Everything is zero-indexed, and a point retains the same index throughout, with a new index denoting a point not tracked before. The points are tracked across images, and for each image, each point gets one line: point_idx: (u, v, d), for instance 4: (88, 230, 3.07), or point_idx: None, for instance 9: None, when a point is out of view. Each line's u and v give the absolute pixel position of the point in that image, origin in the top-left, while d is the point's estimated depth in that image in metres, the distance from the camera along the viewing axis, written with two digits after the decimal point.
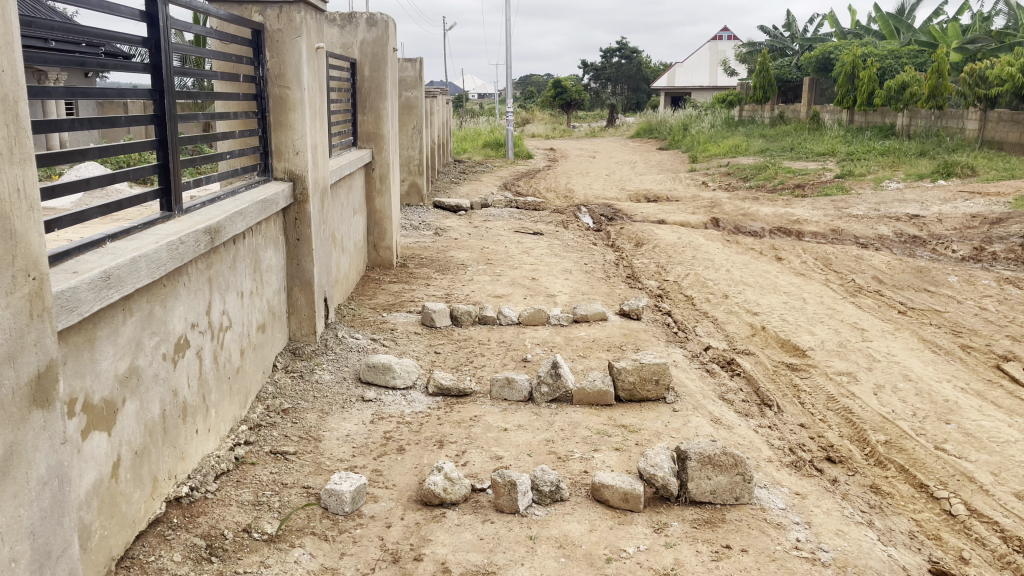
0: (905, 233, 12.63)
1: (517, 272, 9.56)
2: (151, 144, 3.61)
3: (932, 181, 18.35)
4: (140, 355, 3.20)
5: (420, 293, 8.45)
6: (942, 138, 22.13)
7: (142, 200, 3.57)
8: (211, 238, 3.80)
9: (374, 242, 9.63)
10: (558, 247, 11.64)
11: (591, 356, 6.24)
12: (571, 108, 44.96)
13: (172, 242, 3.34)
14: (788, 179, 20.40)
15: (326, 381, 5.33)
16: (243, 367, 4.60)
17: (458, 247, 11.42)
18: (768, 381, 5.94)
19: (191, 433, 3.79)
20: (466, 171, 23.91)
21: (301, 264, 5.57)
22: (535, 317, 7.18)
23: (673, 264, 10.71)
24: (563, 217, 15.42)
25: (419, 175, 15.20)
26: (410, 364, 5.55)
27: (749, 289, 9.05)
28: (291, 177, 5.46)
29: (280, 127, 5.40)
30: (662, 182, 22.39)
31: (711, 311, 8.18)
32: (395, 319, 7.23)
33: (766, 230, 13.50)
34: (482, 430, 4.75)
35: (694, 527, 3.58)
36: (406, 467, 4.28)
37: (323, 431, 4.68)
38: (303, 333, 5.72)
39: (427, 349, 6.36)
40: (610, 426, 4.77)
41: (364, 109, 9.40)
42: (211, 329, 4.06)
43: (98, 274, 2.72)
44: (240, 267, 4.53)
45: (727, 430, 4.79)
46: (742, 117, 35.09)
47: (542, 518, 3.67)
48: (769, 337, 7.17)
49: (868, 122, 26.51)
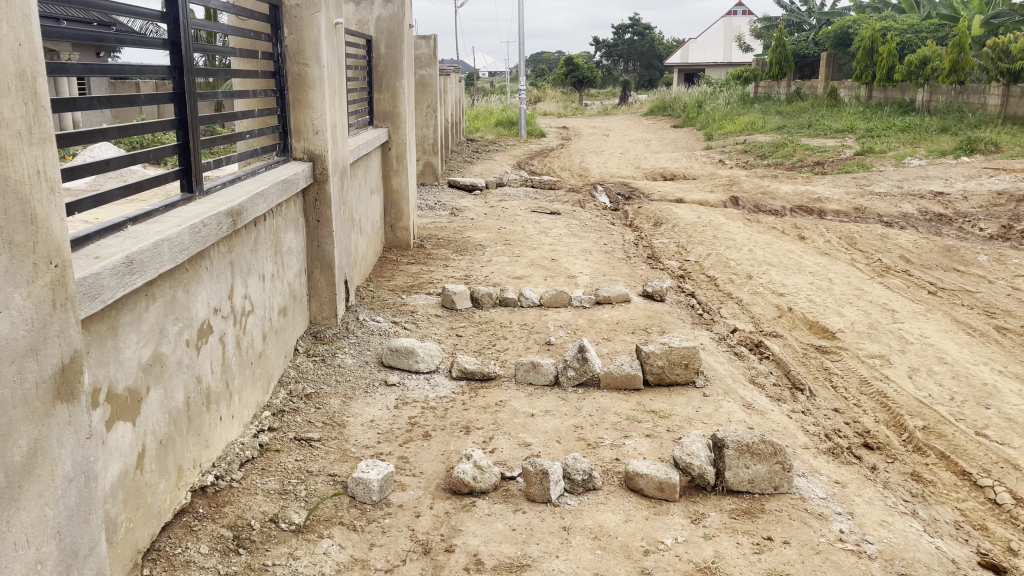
0: (930, 212, 12.40)
1: (536, 252, 9.43)
2: (170, 123, 3.49)
3: (955, 158, 18.03)
4: (164, 342, 3.11)
5: (439, 275, 8.34)
6: (964, 114, 21.75)
7: (163, 181, 3.46)
8: (233, 221, 3.70)
9: (390, 223, 9.52)
10: (577, 227, 11.50)
11: (616, 339, 6.12)
12: (584, 86, 44.55)
13: (195, 224, 3.23)
14: (806, 156, 20.11)
15: (349, 365, 5.24)
16: (266, 351, 4.51)
17: (475, 227, 11.29)
18: (797, 365, 5.82)
19: (215, 420, 3.70)
20: (480, 150, 23.73)
21: (321, 245, 5.47)
22: (557, 299, 7.06)
23: (693, 244, 10.55)
24: (579, 197, 15.25)
25: (433, 154, 15.04)
26: (433, 347, 5.45)
27: (773, 268, 8.90)
28: (311, 157, 5.35)
29: (299, 105, 5.27)
30: (678, 159, 22.16)
31: (735, 292, 8.04)
32: (415, 301, 7.12)
33: (786, 208, 13.30)
34: (509, 415, 4.65)
35: (733, 517, 3.47)
36: (432, 454, 4.18)
37: (347, 417, 4.59)
38: (324, 316, 5.63)
39: (449, 331, 6.25)
40: (640, 411, 4.66)
41: (380, 87, 9.24)
42: (234, 314, 3.97)
43: (120, 259, 2.61)
44: (262, 250, 4.43)
45: (760, 415, 4.68)
46: (758, 93, 34.64)
47: (574, 508, 3.56)
48: (797, 318, 7.02)
49: (887, 98, 26.08)
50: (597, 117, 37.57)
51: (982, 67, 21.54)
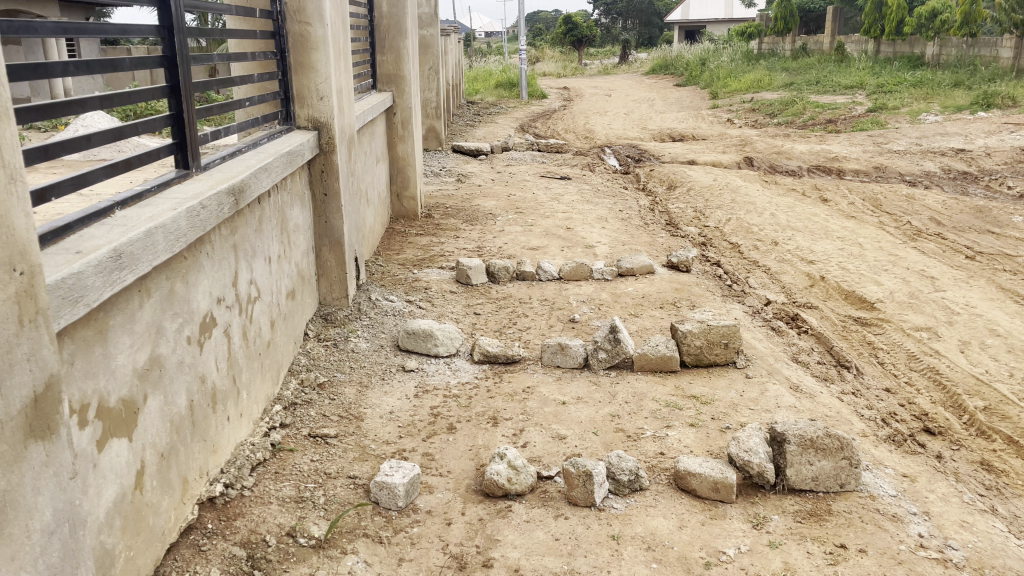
0: (954, 169, 11.96)
1: (550, 221, 9.03)
2: (160, 90, 3.07)
3: (972, 113, 17.50)
4: (162, 342, 2.74)
5: (451, 247, 7.96)
6: (977, 66, 21.17)
7: (156, 156, 3.06)
8: (236, 200, 3.31)
9: (396, 192, 9.11)
10: (589, 192, 11.08)
11: (644, 315, 5.77)
12: (583, 45, 43.64)
13: (193, 206, 2.85)
14: (818, 114, 19.56)
15: (363, 350, 4.88)
16: (274, 340, 4.15)
17: (483, 194, 10.87)
18: (839, 339, 5.47)
19: (222, 421, 3.36)
20: (480, 112, 23.16)
21: (329, 221, 5.08)
22: (578, 272, 6.69)
23: (711, 208, 10.15)
24: (588, 160, 14.79)
25: (436, 118, 14.55)
26: (451, 328, 5.07)
27: (798, 233, 8.52)
28: (316, 125, 4.93)
29: (302, 68, 4.83)
30: (684, 119, 21.63)
31: (762, 260, 7.67)
32: (428, 276, 6.75)
33: (803, 169, 12.86)
34: (539, 404, 4.31)
35: (799, 521, 3.14)
36: (459, 450, 3.84)
37: (364, 408, 4.24)
38: (335, 297, 5.26)
39: (466, 309, 5.90)
40: (680, 397, 4.32)
41: (383, 49, 8.79)
42: (239, 302, 3.60)
43: (107, 253, 2.23)
44: (267, 230, 4.05)
45: (810, 399, 4.33)
46: (762, 49, 33.93)
47: (622, 513, 3.23)
48: (830, 288, 6.67)
49: (896, 52, 25.47)
50: (597, 77, 36.78)
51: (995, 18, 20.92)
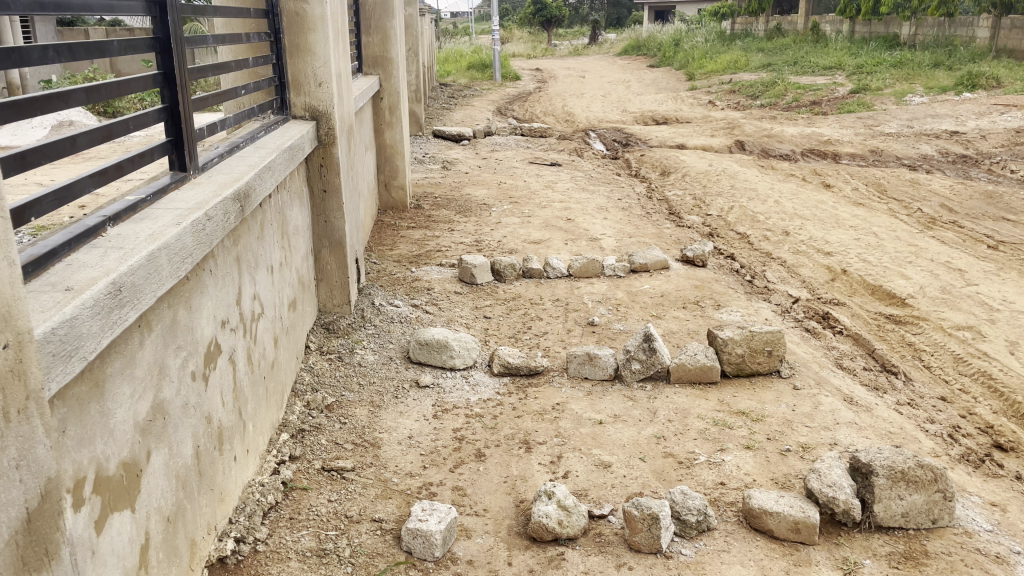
0: (951, 153, 11.73)
1: (548, 211, 8.59)
2: (151, 79, 2.60)
3: (956, 94, 17.32)
4: (165, 385, 2.28)
5: (448, 241, 7.50)
6: (955, 47, 21.03)
7: (149, 158, 2.59)
8: (241, 207, 2.83)
9: (385, 181, 8.61)
10: (583, 179, 10.64)
11: (667, 317, 5.38)
12: (554, 25, 43.01)
13: (200, 218, 2.39)
14: (800, 95, 19.27)
15: (371, 363, 4.43)
16: (278, 359, 3.68)
17: (472, 182, 10.39)
18: (878, 340, 5.13)
19: (230, 463, 2.90)
20: (455, 95, 22.53)
21: (329, 220, 4.61)
22: (588, 269, 6.28)
23: (711, 196, 9.79)
24: (574, 145, 14.34)
25: (417, 102, 13.98)
26: (467, 336, 4.62)
27: (808, 222, 8.19)
28: (314, 114, 4.44)
29: (298, 51, 4.33)
30: (664, 101, 21.24)
31: (775, 252, 7.32)
32: (428, 275, 6.29)
33: (796, 153, 12.55)
34: (573, 424, 3.89)
35: (895, 566, 2.77)
36: (493, 483, 3.41)
37: (380, 433, 3.80)
38: (336, 303, 4.80)
39: (476, 313, 5.46)
40: (728, 414, 3.93)
41: (369, 29, 8.22)
42: (243, 323, 3.13)
43: (106, 287, 1.77)
44: (268, 235, 3.57)
45: (869, 413, 3.97)
46: (735, 30, 33.67)
47: (693, 560, 2.83)
48: (854, 283, 6.34)
49: (872, 33, 25.32)
50: (570, 58, 36.22)
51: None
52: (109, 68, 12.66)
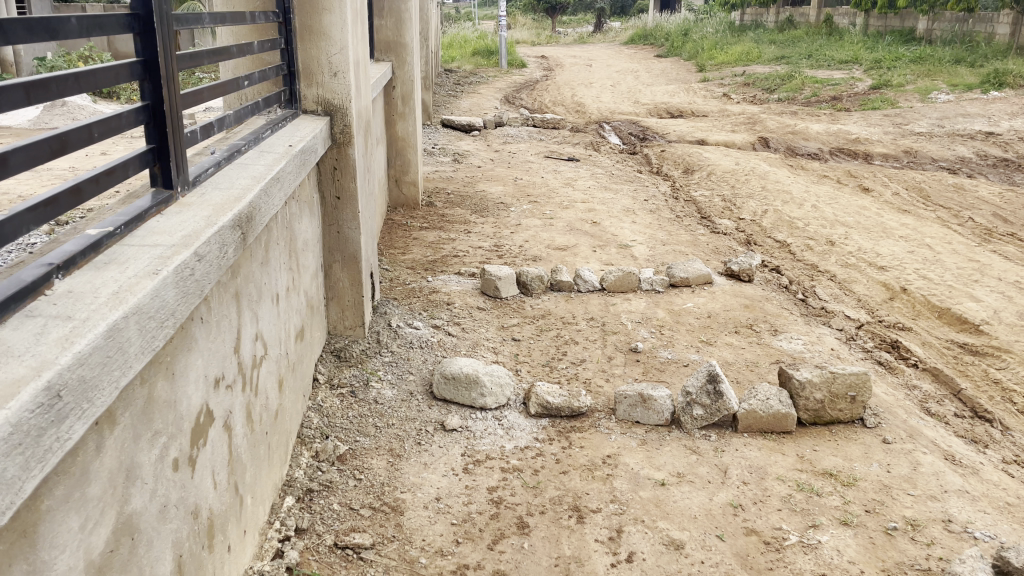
0: (990, 156, 11.12)
1: (571, 212, 7.97)
2: (125, 70, 1.97)
3: (983, 92, 16.64)
4: (136, 491, 1.67)
5: (464, 245, 6.88)
6: (976, 43, 20.30)
7: (121, 174, 1.96)
8: (242, 235, 2.21)
9: (395, 176, 7.98)
10: (603, 177, 10.00)
11: (720, 343, 4.78)
12: (558, 12, 42.12)
13: (186, 260, 1.76)
14: (819, 90, 18.58)
15: (389, 400, 3.81)
16: (283, 405, 3.07)
17: (486, 178, 9.75)
18: (961, 377, 4.54)
19: (223, 556, 2.30)
20: (460, 81, 21.79)
21: (342, 231, 4.00)
22: (623, 282, 5.68)
23: (741, 198, 9.16)
24: (589, 138, 13.69)
25: (425, 90, 13.32)
26: (500, 369, 3.97)
27: (853, 231, 7.58)
28: (328, 109, 3.82)
29: (311, 35, 3.69)
30: (676, 93, 20.55)
31: (822, 264, 6.71)
32: (446, 286, 5.66)
33: (824, 151, 11.91)
34: (630, 484, 3.29)
35: None
36: (541, 566, 2.81)
37: (401, 494, 3.18)
38: (348, 326, 4.18)
39: (503, 335, 4.85)
40: (813, 476, 3.33)
41: (381, 11, 7.59)
42: (243, 374, 2.51)
43: (32, 399, 1.16)
44: (273, 257, 2.96)
45: (977, 478, 3.39)
46: (744, 21, 32.89)
47: None
48: (917, 304, 5.76)
49: (887, 27, 24.60)
50: (576, 45, 35.43)
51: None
52: (106, 47, 12.09)
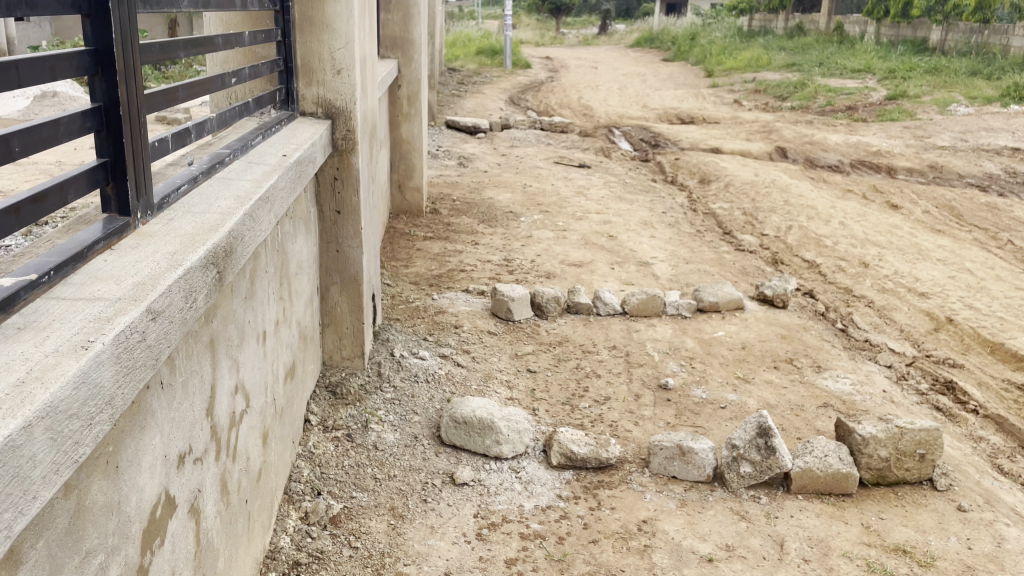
0: (1018, 173, 10.66)
1: (585, 224, 7.50)
2: (73, 60, 1.46)
3: (1002, 106, 16.16)
4: None
5: (472, 258, 6.41)
6: (992, 55, 19.81)
7: (57, 201, 1.45)
8: (218, 276, 1.72)
9: (399, 182, 7.50)
10: (616, 186, 9.54)
11: (759, 380, 4.31)
12: (563, 13, 41.61)
13: (134, 322, 1.27)
14: (833, 99, 18.11)
15: (392, 445, 3.33)
16: (268, 463, 2.59)
17: (494, 184, 9.28)
18: None
19: None
20: (465, 82, 21.31)
21: (342, 250, 3.54)
22: (647, 306, 5.20)
23: (762, 211, 8.70)
24: (599, 143, 13.22)
25: (431, 90, 12.84)
26: (517, 412, 3.49)
27: (886, 251, 7.12)
28: (329, 112, 3.35)
29: (312, 27, 3.23)
30: (685, 98, 20.08)
31: (857, 287, 6.25)
32: (454, 306, 5.19)
33: (844, 163, 11.44)
34: (673, 559, 2.82)
35: None
36: None
37: (405, 567, 2.70)
38: (345, 356, 3.70)
39: (518, 365, 4.37)
40: (885, 553, 2.87)
41: (388, 5, 6.99)
42: (217, 439, 2.02)
43: None
44: (260, 288, 2.47)
45: None
46: (752, 27, 32.41)
47: None
48: (966, 337, 5.30)
49: (899, 36, 24.13)
50: (581, 47, 34.94)
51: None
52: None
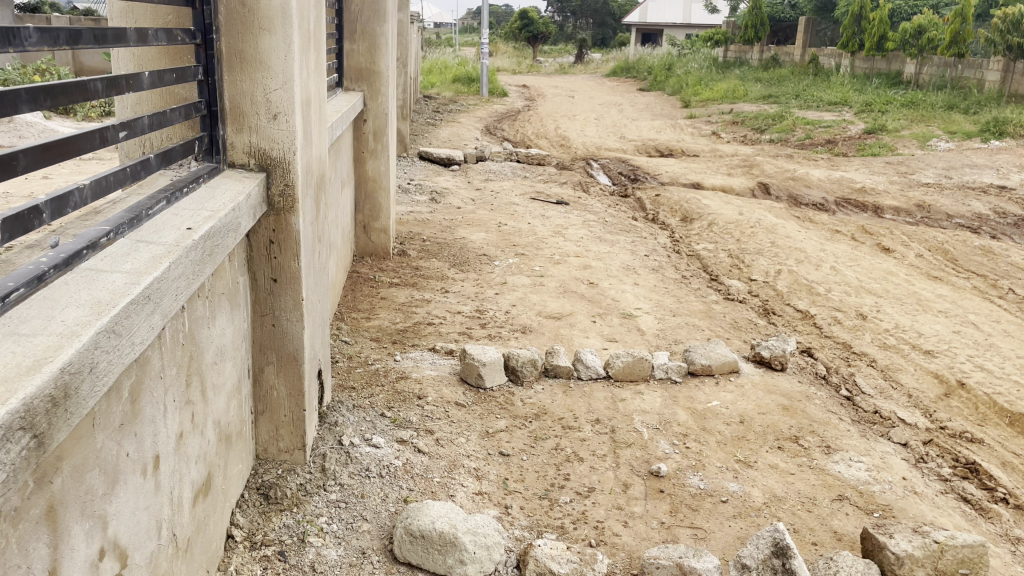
0: (1008, 214, 10.32)
1: (564, 269, 6.98)
2: None
3: (982, 142, 15.92)
4: None
5: (440, 309, 5.86)
6: (968, 90, 19.63)
7: None
8: (31, 443, 1.22)
9: (363, 222, 6.95)
10: (596, 225, 9.04)
11: (763, 465, 3.78)
12: (538, 42, 41.42)
13: None
14: (811, 132, 17.84)
15: (333, 565, 2.75)
16: None
17: (467, 222, 8.74)
18: None
19: None
20: (440, 110, 20.86)
21: (278, 325, 2.98)
22: (633, 370, 4.67)
23: (749, 254, 8.23)
24: (576, 177, 12.75)
25: (403, 120, 12.33)
26: (486, 520, 2.94)
27: (884, 302, 6.66)
28: (263, 164, 2.81)
29: (242, 64, 2.70)
30: (662, 129, 19.74)
31: (857, 343, 5.77)
32: (418, 370, 4.62)
33: (830, 202, 11.05)
34: None
35: None
36: None
37: None
38: (283, 448, 3.13)
39: (489, 446, 3.81)
40: None
41: (353, 34, 6.50)
42: None
43: None
44: (151, 404, 1.92)
45: None
46: (727, 57, 32.30)
47: None
48: (981, 405, 4.83)
49: (873, 69, 23.96)
50: (557, 76, 34.67)
51: (987, 38, 19.26)
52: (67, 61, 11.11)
